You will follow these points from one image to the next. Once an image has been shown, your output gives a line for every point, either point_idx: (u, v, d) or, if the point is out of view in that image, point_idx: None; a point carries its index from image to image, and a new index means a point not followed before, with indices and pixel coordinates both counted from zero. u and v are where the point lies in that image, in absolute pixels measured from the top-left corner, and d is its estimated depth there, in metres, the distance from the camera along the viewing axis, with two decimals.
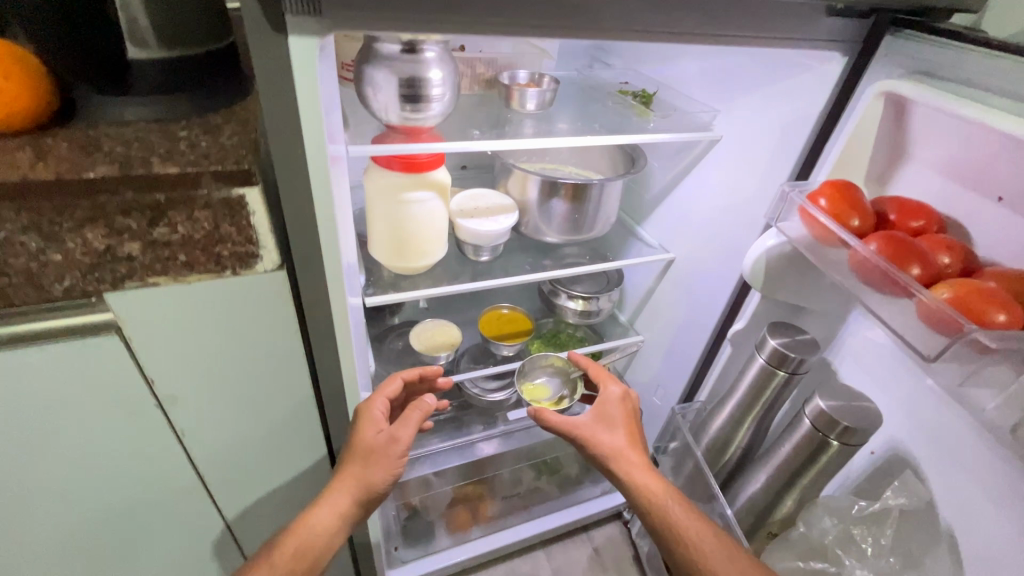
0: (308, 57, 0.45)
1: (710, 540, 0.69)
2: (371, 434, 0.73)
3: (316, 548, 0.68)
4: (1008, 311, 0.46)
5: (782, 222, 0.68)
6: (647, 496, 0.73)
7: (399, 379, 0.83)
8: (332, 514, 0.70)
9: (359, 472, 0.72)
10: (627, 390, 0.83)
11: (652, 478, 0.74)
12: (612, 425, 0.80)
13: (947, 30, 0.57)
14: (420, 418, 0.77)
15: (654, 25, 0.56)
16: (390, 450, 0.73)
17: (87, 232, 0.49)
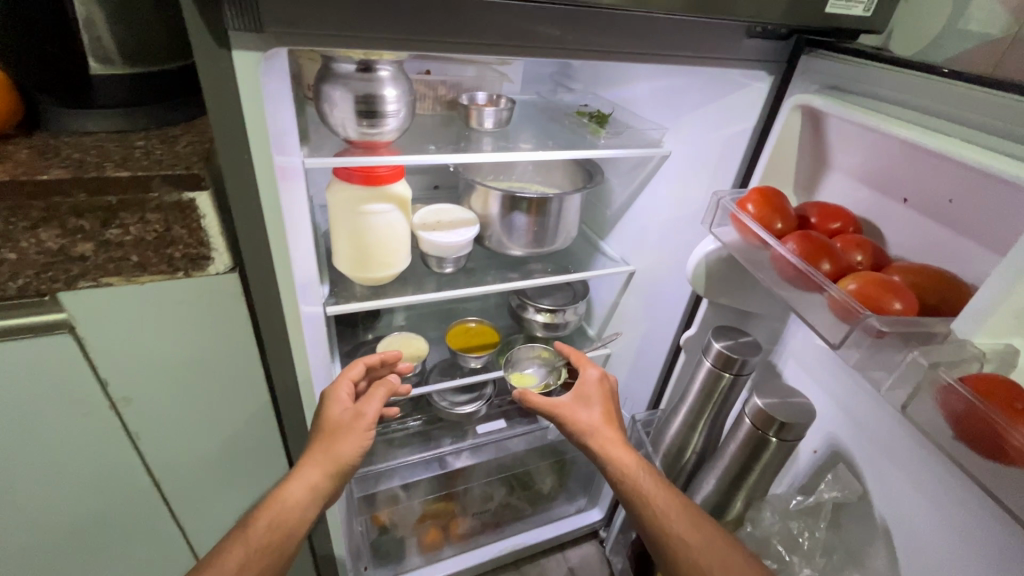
0: (250, 68, 0.49)
1: (679, 509, 0.70)
2: (336, 410, 0.74)
3: (289, 522, 0.67)
4: (902, 300, 0.49)
5: (716, 227, 0.72)
6: (620, 468, 0.74)
7: (362, 362, 0.83)
8: (304, 488, 0.69)
9: (328, 446, 0.71)
10: (605, 372, 0.84)
11: (627, 452, 0.75)
12: (590, 403, 0.81)
13: (851, 48, 0.62)
14: (384, 396, 0.78)
15: (581, 44, 0.60)
16: (357, 424, 0.74)
17: (41, 232, 0.52)
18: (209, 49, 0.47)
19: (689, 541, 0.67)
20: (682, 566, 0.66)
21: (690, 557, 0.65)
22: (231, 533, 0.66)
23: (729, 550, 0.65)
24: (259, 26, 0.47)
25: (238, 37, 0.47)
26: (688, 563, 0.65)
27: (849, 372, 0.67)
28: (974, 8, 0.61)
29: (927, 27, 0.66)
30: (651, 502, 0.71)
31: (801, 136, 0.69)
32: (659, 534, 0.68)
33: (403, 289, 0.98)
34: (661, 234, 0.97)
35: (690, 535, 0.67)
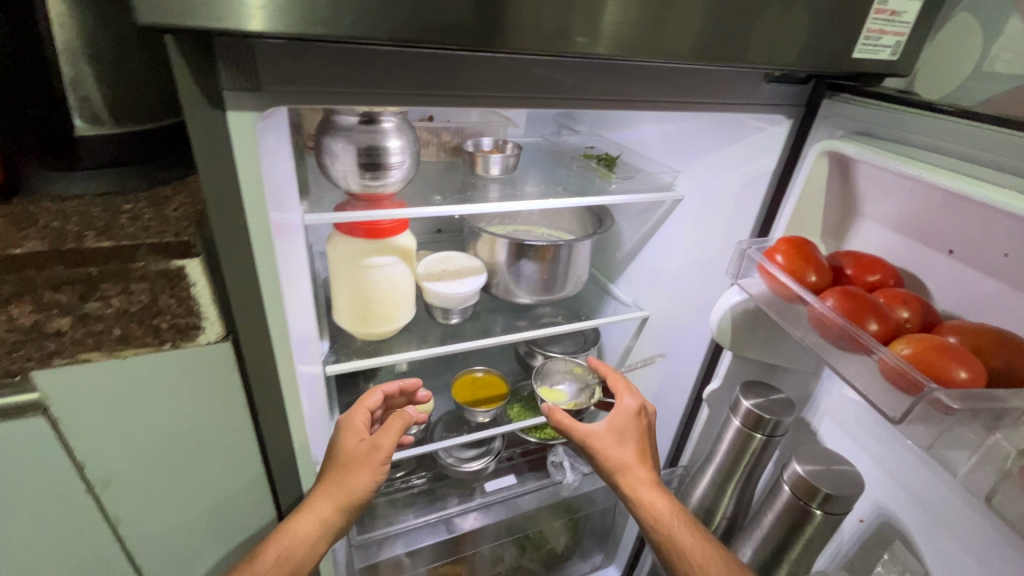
0: (246, 128, 0.45)
1: (719, 566, 0.62)
2: (352, 442, 0.68)
3: (296, 559, 0.61)
4: (968, 367, 0.45)
5: (742, 277, 0.67)
6: (653, 516, 0.67)
7: (381, 391, 0.78)
8: (313, 524, 0.62)
9: (342, 479, 0.65)
10: (644, 403, 0.75)
11: (662, 497, 0.68)
12: (624, 439, 0.73)
13: (879, 92, 0.59)
14: (403, 427, 0.69)
15: (595, 93, 0.57)
16: (373, 458, 0.67)
17: (12, 308, 0.47)
18: (202, 111, 0.43)
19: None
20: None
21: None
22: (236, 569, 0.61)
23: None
24: (257, 86, 0.44)
25: (234, 98, 0.44)
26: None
27: (891, 435, 0.62)
28: (1002, 47, 0.59)
29: (952, 69, 0.64)
30: (688, 557, 0.64)
31: (828, 183, 0.66)
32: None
33: (407, 342, 0.93)
34: (676, 280, 0.93)
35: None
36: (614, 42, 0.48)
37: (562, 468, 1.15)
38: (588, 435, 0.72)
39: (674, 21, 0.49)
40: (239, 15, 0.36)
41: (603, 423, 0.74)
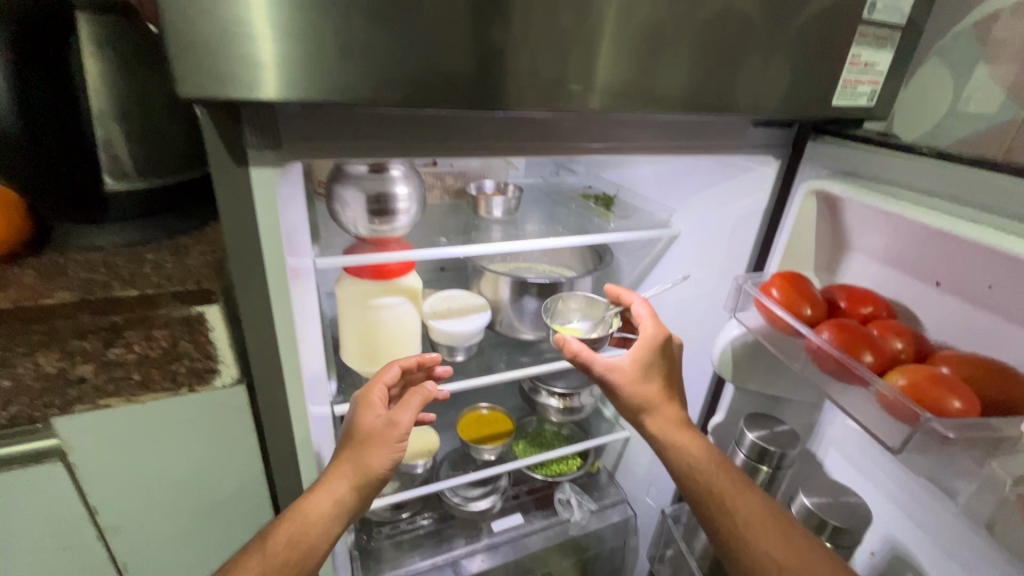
0: (267, 182, 0.48)
1: (762, 515, 0.58)
2: (370, 417, 0.63)
3: (310, 539, 0.56)
4: (962, 397, 0.46)
5: (739, 311, 0.69)
6: (682, 456, 0.64)
7: (399, 363, 0.71)
8: (329, 501, 0.58)
9: (358, 456, 0.61)
10: (668, 334, 0.69)
11: (688, 437, 0.65)
12: (648, 374, 0.68)
13: (859, 135, 0.63)
14: (422, 403, 0.65)
15: (594, 139, 0.61)
16: (391, 434, 0.62)
17: (40, 357, 0.49)
18: (226, 166, 0.46)
19: (779, 560, 0.54)
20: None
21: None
22: (243, 549, 0.56)
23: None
24: (277, 143, 0.47)
25: (256, 155, 0.47)
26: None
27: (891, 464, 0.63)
28: (971, 90, 0.63)
29: (927, 110, 0.68)
30: (729, 505, 0.59)
31: (818, 220, 0.69)
32: (739, 546, 0.57)
33: None
34: (676, 313, 0.94)
35: (780, 554, 0.54)
36: (607, 89, 0.52)
37: (570, 506, 1.15)
38: (611, 370, 0.67)
39: (665, 69, 0.53)
40: (268, 85, 0.40)
41: (626, 356, 0.69)
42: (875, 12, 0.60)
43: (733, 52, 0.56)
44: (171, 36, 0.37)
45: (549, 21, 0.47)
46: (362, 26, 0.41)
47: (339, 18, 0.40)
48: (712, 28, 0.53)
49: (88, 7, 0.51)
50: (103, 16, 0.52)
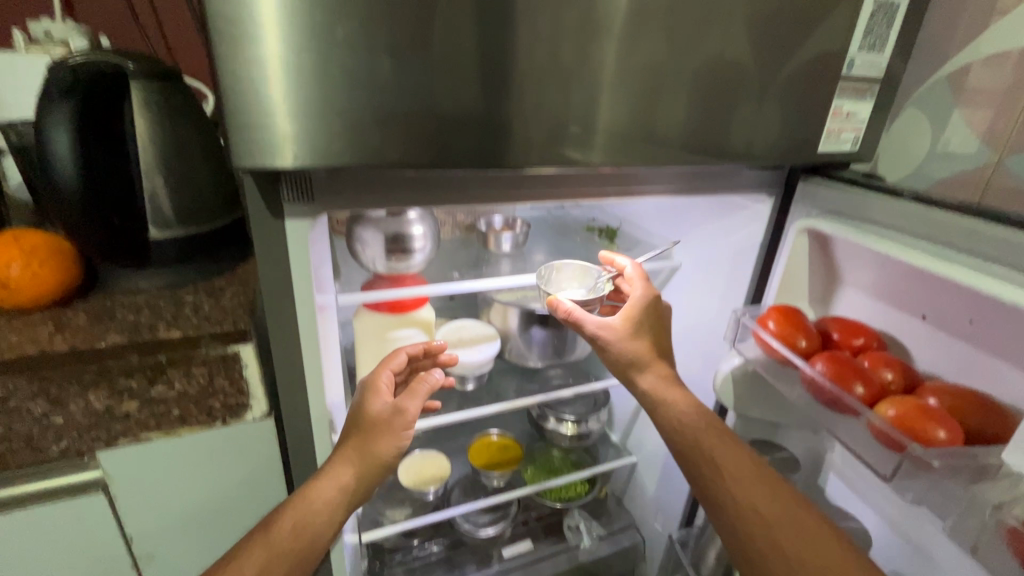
0: (301, 233, 0.53)
1: (749, 471, 0.58)
2: (376, 405, 0.66)
3: (316, 525, 0.59)
4: (946, 427, 0.49)
5: (738, 342, 0.73)
6: (674, 414, 0.64)
7: (405, 351, 0.75)
8: (334, 489, 0.60)
9: (365, 444, 0.63)
10: (658, 294, 0.70)
11: (679, 395, 0.65)
12: (638, 333, 0.68)
13: (845, 178, 0.67)
14: (428, 392, 0.69)
15: (600, 181, 0.64)
16: (398, 422, 0.65)
17: (90, 395, 0.53)
18: (264, 220, 0.51)
19: (764, 514, 0.55)
20: (755, 540, 0.55)
21: (767, 534, 0.54)
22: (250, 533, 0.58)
23: (817, 532, 0.53)
24: (310, 197, 0.51)
25: (291, 209, 0.52)
26: (762, 539, 0.54)
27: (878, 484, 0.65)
28: (950, 135, 0.68)
29: (908, 153, 0.72)
30: (718, 463, 0.60)
31: (810, 257, 0.73)
32: (725, 500, 0.58)
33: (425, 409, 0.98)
34: (678, 342, 0.98)
35: (765, 509, 0.56)
36: (609, 133, 0.56)
37: (578, 532, 1.17)
38: (603, 326, 0.67)
39: (663, 115, 0.58)
40: (307, 151, 0.45)
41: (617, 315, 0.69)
42: (854, 68, 0.66)
43: (725, 106, 0.61)
44: (229, 116, 0.42)
45: (557, 78, 0.52)
46: (393, 96, 0.46)
47: (374, 93, 0.45)
48: (704, 76, 0.58)
49: (139, 76, 0.57)
50: (151, 83, 0.58)
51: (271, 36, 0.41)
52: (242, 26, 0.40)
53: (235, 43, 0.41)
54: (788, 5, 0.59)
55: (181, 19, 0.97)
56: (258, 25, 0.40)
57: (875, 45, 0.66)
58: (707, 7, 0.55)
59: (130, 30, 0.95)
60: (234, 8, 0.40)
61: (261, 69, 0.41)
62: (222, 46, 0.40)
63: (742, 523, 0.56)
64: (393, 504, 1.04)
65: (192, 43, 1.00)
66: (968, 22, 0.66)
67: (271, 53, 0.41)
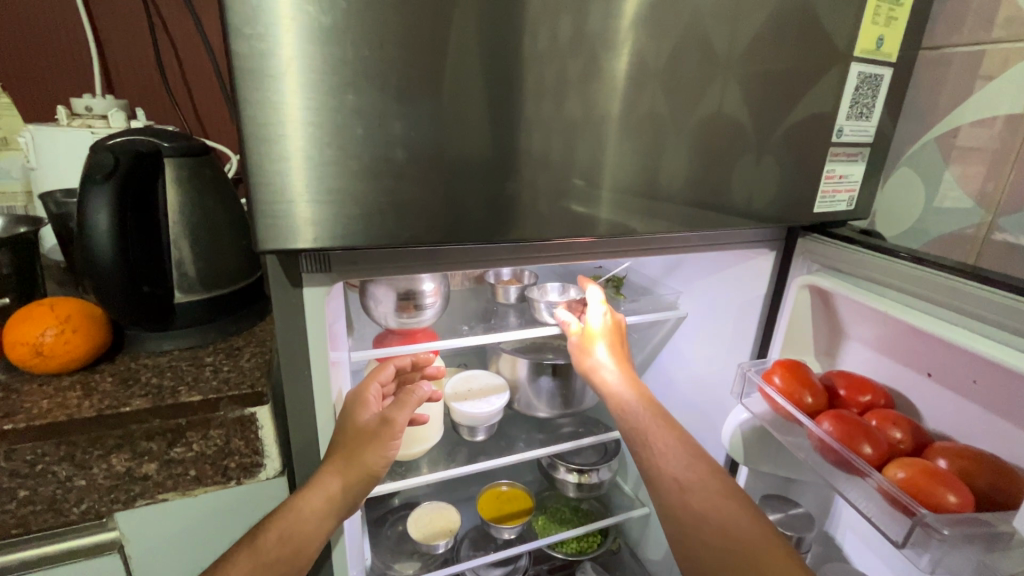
0: (315, 301, 0.55)
1: (674, 447, 0.60)
2: (363, 416, 0.66)
3: (304, 535, 0.59)
4: (957, 491, 0.49)
5: (745, 398, 0.73)
6: (616, 401, 0.68)
7: (393, 365, 0.79)
8: (323, 499, 0.59)
9: (352, 453, 0.62)
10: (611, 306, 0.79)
11: (625, 383, 0.69)
12: (592, 338, 0.76)
13: (842, 235, 0.69)
14: (416, 404, 0.71)
15: (606, 246, 0.67)
16: (386, 432, 0.66)
17: (113, 458, 0.55)
18: (285, 289, 0.53)
19: (682, 480, 0.56)
20: (669, 503, 0.56)
21: (681, 497, 0.55)
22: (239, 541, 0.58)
23: (725, 495, 0.54)
24: (328, 267, 0.54)
25: (311, 278, 0.54)
26: (676, 501, 0.55)
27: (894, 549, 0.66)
28: (944, 192, 0.71)
29: (906, 210, 0.76)
30: (649, 445, 0.61)
31: (813, 312, 0.75)
32: (651, 472, 0.59)
33: (434, 460, 0.98)
34: (686, 392, 0.97)
35: (684, 477, 0.57)
36: (614, 183, 0.59)
37: None
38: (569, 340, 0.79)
39: (664, 178, 0.62)
40: (327, 229, 0.48)
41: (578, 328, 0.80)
42: (844, 135, 0.69)
43: (722, 169, 0.64)
44: (255, 203, 0.46)
45: (564, 137, 0.55)
46: (409, 176, 0.49)
47: (392, 176, 0.49)
48: (705, 129, 0.61)
49: (174, 154, 0.63)
50: (182, 160, 0.63)
51: (293, 132, 0.44)
52: (268, 126, 0.44)
53: (262, 142, 0.44)
54: (779, 73, 0.63)
55: (210, 90, 1.05)
56: (282, 123, 0.44)
57: (863, 113, 0.69)
58: (705, 63, 0.59)
59: (165, 104, 1.03)
60: (259, 110, 0.43)
61: (285, 160, 0.45)
62: (250, 143, 0.44)
63: (663, 492, 0.57)
64: (401, 557, 1.03)
65: (220, 109, 1.07)
66: (953, 88, 0.70)
67: (295, 147, 0.45)
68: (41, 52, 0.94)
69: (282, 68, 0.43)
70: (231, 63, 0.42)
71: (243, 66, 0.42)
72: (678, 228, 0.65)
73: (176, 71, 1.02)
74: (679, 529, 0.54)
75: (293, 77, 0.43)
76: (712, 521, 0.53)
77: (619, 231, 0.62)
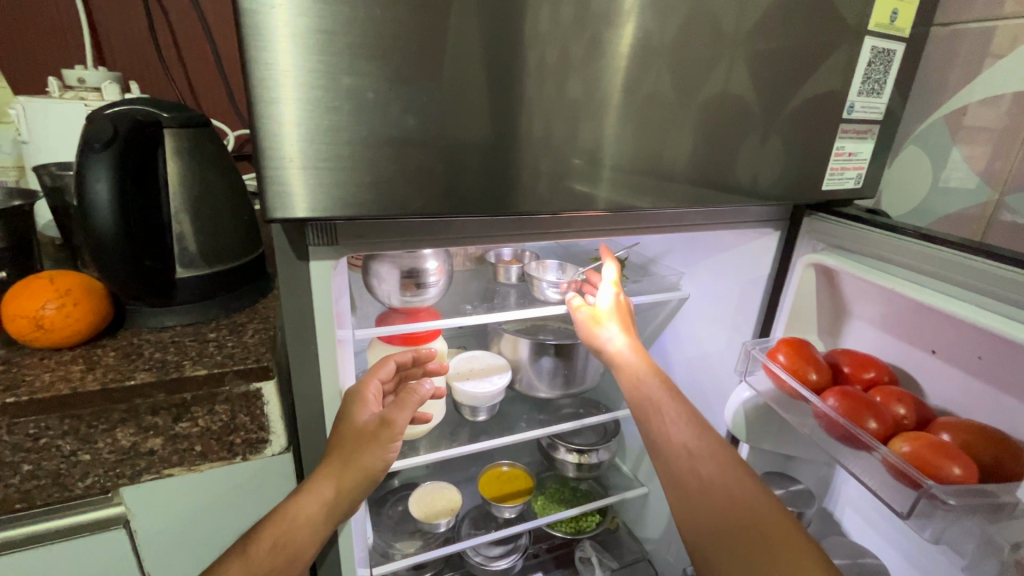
0: (323, 274, 0.54)
1: (685, 420, 0.59)
2: (361, 416, 0.63)
3: (298, 541, 0.59)
4: (962, 464, 0.50)
5: (749, 375, 0.73)
6: (627, 372, 0.67)
7: (392, 361, 0.76)
8: (317, 505, 0.59)
9: (348, 456, 0.61)
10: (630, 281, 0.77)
11: (636, 356, 0.68)
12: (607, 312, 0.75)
13: (846, 212, 0.69)
14: (418, 403, 0.67)
15: (613, 223, 0.66)
16: (384, 434, 0.64)
17: (117, 432, 0.55)
18: (292, 262, 0.53)
19: (691, 449, 0.56)
20: (679, 471, 0.56)
21: (690, 464, 0.56)
22: (231, 550, 0.58)
23: (732, 464, 0.55)
24: (335, 240, 0.53)
25: (318, 251, 0.53)
26: (685, 469, 0.56)
27: (893, 523, 0.67)
28: (951, 171, 0.71)
29: (913, 189, 0.76)
30: (660, 417, 0.60)
31: (818, 290, 0.75)
32: (660, 442, 0.59)
33: (435, 440, 0.98)
34: (688, 372, 0.98)
35: (693, 445, 0.57)
36: (622, 159, 0.58)
37: (590, 564, 1.14)
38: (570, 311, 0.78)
39: (671, 154, 0.61)
40: (337, 200, 0.47)
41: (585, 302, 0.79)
42: (854, 112, 0.68)
43: (729, 145, 0.63)
44: (262, 169, 0.45)
45: (573, 109, 0.54)
46: (419, 144, 0.48)
47: (402, 144, 0.48)
48: (713, 105, 0.61)
49: (174, 124, 0.61)
50: (182, 132, 0.62)
51: (301, 94, 0.43)
52: (276, 88, 0.42)
53: (270, 105, 0.43)
54: (789, 48, 0.62)
55: (206, 65, 1.03)
56: (290, 86, 0.43)
57: (873, 89, 0.69)
58: (715, 37, 0.58)
59: (160, 78, 1.01)
60: (267, 71, 0.42)
61: (292, 124, 0.44)
62: (257, 106, 0.43)
63: (671, 458, 0.57)
64: (402, 535, 1.04)
65: (215, 86, 1.05)
66: (963, 66, 0.69)
67: (303, 111, 0.44)
68: (31, 23, 0.91)
69: (290, 27, 0.41)
70: (239, 21, 0.40)
71: (250, 25, 0.40)
72: (684, 206, 0.65)
73: (170, 44, 0.99)
74: (687, 497, 0.54)
75: (302, 37, 0.42)
76: (721, 491, 0.53)
77: (621, 209, 0.62)
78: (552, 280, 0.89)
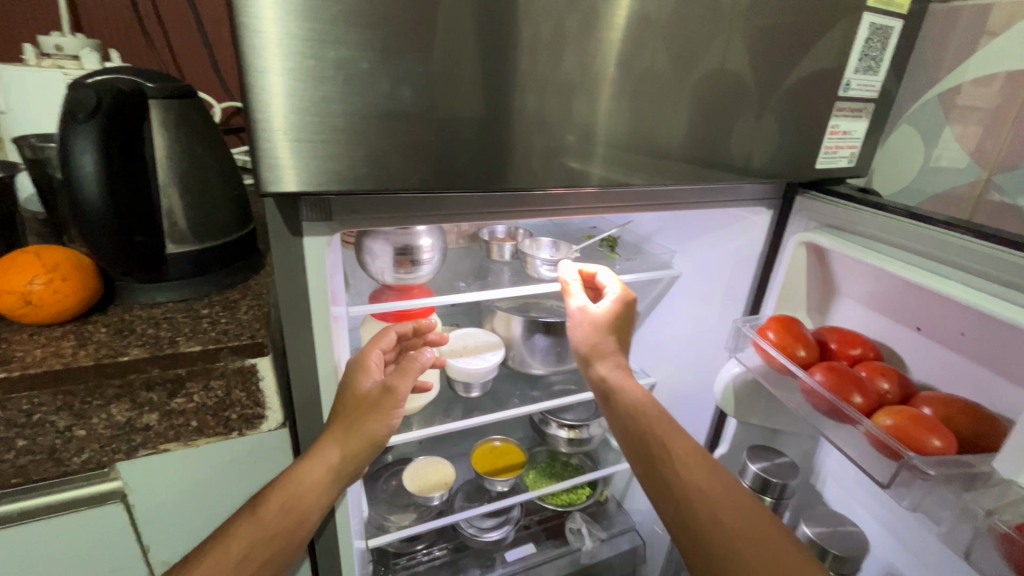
0: (318, 250, 0.54)
1: (696, 461, 0.59)
2: (365, 384, 0.66)
3: (304, 505, 0.59)
4: (942, 437, 0.52)
5: (739, 351, 0.74)
6: (631, 405, 0.66)
7: (393, 330, 0.76)
8: (323, 469, 0.60)
9: (353, 422, 0.62)
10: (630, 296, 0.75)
11: (637, 387, 0.67)
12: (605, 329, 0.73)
13: (837, 191, 0.69)
14: (418, 372, 0.71)
15: (608, 200, 0.66)
16: (387, 401, 0.66)
17: (112, 408, 0.55)
18: (286, 237, 0.52)
19: (706, 492, 0.56)
20: (699, 519, 0.54)
21: (709, 512, 0.54)
22: (235, 514, 0.58)
23: (753, 512, 0.54)
24: (329, 216, 0.52)
25: (311, 227, 0.53)
26: (705, 515, 0.54)
27: (873, 493, 0.70)
28: (941, 151, 0.72)
29: (904, 168, 0.77)
30: (670, 455, 0.60)
31: (809, 268, 0.76)
32: (671, 483, 0.58)
33: (429, 416, 0.99)
34: (679, 350, 0.99)
35: (708, 489, 0.56)
36: (620, 136, 0.58)
37: (581, 535, 1.19)
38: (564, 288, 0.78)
39: (668, 131, 0.61)
40: (331, 175, 0.47)
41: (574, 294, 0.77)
42: (850, 90, 0.68)
43: (725, 123, 0.63)
44: (255, 143, 0.44)
45: (571, 84, 0.53)
46: (414, 118, 0.48)
47: (397, 118, 0.47)
48: (710, 81, 0.60)
49: (160, 95, 0.59)
50: (169, 102, 0.60)
51: (294, 65, 0.42)
52: (267, 58, 0.41)
53: (262, 76, 0.42)
54: (788, 24, 0.61)
55: (188, 33, 0.99)
56: (282, 56, 0.42)
57: (870, 67, 0.68)
58: (715, 12, 0.57)
59: (140, 47, 0.97)
60: (257, 41, 0.41)
61: (285, 96, 0.43)
62: (248, 76, 0.42)
63: (684, 501, 0.56)
64: (396, 508, 1.06)
65: (199, 55, 1.02)
66: (958, 45, 0.69)
67: (295, 83, 0.43)
68: None
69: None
70: None
71: None
72: (679, 184, 0.65)
73: (151, 11, 0.96)
74: (707, 548, 0.53)
75: (293, 4, 0.41)
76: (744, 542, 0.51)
77: (615, 186, 0.62)
78: (546, 257, 0.89)
